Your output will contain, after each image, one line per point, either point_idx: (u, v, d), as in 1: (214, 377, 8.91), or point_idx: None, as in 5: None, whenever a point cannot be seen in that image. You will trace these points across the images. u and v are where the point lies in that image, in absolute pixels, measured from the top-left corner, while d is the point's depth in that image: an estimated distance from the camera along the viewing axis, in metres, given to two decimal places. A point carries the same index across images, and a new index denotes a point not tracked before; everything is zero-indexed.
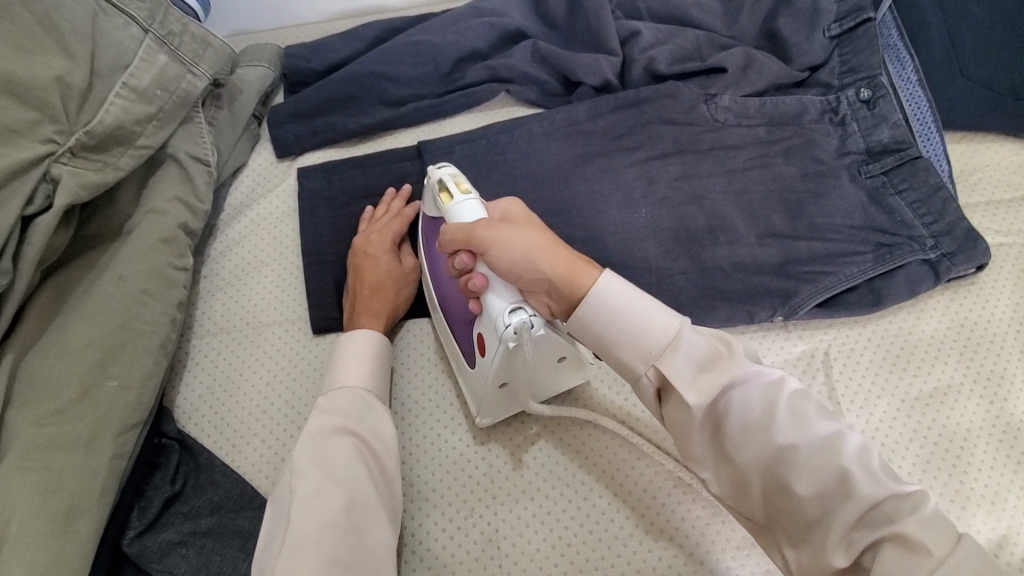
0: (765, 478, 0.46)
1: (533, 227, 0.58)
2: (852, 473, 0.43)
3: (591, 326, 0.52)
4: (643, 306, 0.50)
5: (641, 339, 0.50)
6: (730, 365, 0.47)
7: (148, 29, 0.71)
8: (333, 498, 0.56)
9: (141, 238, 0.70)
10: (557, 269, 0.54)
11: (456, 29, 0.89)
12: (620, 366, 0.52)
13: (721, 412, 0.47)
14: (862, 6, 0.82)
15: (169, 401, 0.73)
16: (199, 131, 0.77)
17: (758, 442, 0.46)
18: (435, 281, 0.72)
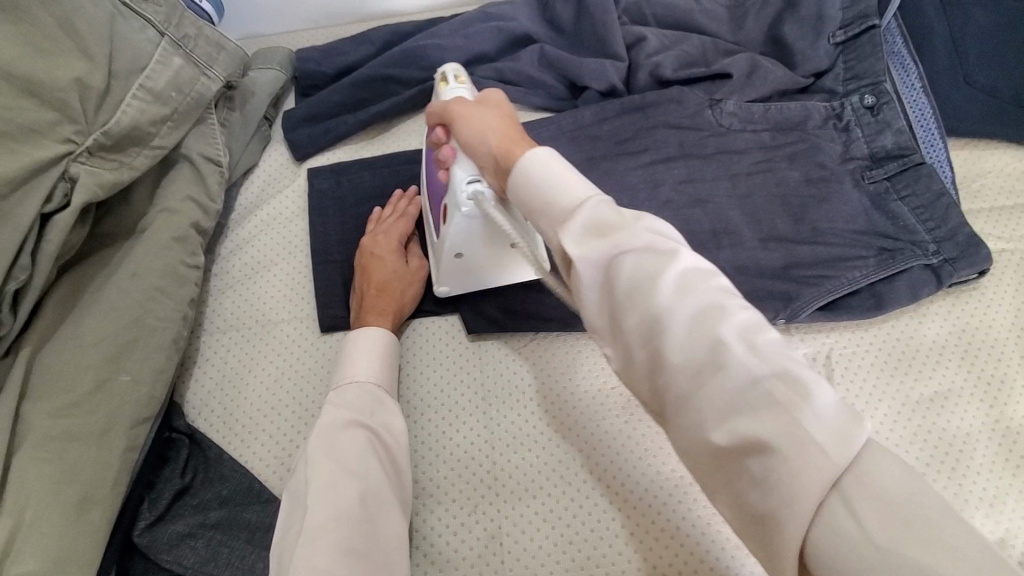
0: (652, 353, 0.40)
1: (502, 111, 0.57)
2: (727, 342, 0.37)
3: (518, 188, 0.48)
4: (550, 168, 0.46)
5: (548, 198, 0.46)
6: (629, 232, 0.41)
7: (164, 32, 0.72)
8: (346, 490, 0.58)
9: (154, 236, 0.71)
10: (498, 143, 0.53)
11: (464, 34, 0.91)
12: (535, 220, 0.47)
13: (614, 276, 0.41)
14: (868, 12, 0.83)
15: (179, 397, 0.74)
16: (211, 132, 0.79)
17: (642, 309, 0.40)
18: (424, 163, 0.77)
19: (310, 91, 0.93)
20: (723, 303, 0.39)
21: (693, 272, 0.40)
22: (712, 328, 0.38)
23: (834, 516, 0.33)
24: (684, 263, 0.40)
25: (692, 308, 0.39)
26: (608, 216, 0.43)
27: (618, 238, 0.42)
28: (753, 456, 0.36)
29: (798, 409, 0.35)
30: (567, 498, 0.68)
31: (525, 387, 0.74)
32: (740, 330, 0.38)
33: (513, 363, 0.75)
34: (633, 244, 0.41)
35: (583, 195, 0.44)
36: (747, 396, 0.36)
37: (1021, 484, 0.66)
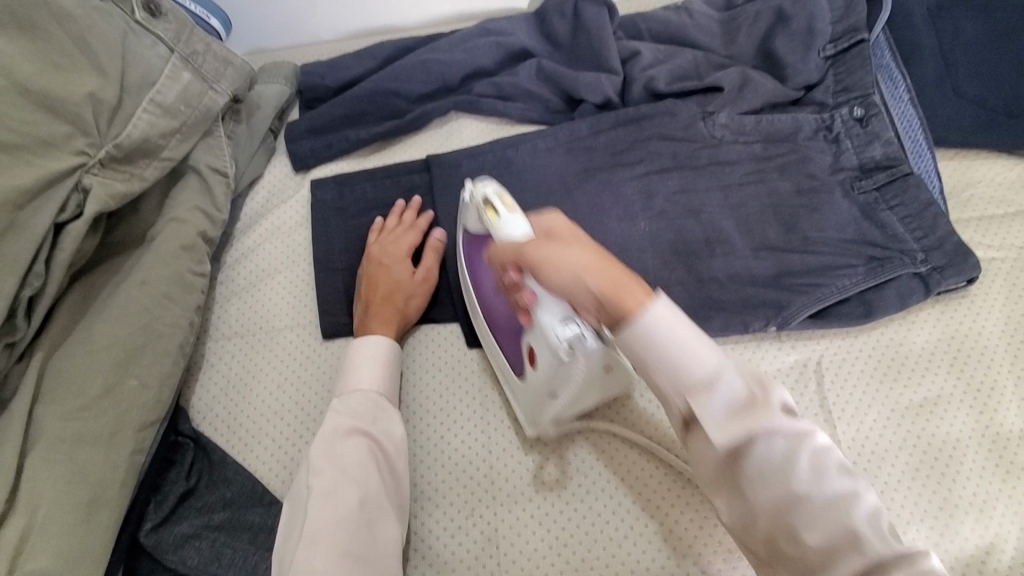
0: (772, 514, 0.45)
1: (585, 244, 0.54)
2: (861, 531, 0.42)
3: (634, 346, 0.49)
4: (677, 335, 0.48)
5: (676, 366, 0.48)
6: (766, 413, 0.45)
7: (174, 49, 0.75)
8: (347, 496, 0.60)
9: (162, 244, 0.73)
10: (603, 285, 0.51)
11: (464, 48, 0.93)
12: (655, 384, 0.50)
13: (742, 453, 0.46)
14: (857, 27, 0.85)
15: (185, 402, 0.76)
16: (219, 144, 0.81)
17: (777, 487, 0.44)
18: (480, 295, 0.74)
19: (314, 104, 0.95)
20: (848, 486, 0.44)
21: (827, 452, 0.45)
22: (843, 502, 0.43)
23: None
24: (829, 445, 0.45)
25: (828, 489, 0.44)
26: (744, 393, 0.46)
27: (749, 414, 0.45)
28: None
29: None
30: (562, 502, 0.69)
31: None
32: (868, 511, 0.43)
33: None
34: (768, 421, 0.45)
35: (715, 368, 0.47)
36: (862, 561, 0.41)
37: (1011, 490, 0.67)
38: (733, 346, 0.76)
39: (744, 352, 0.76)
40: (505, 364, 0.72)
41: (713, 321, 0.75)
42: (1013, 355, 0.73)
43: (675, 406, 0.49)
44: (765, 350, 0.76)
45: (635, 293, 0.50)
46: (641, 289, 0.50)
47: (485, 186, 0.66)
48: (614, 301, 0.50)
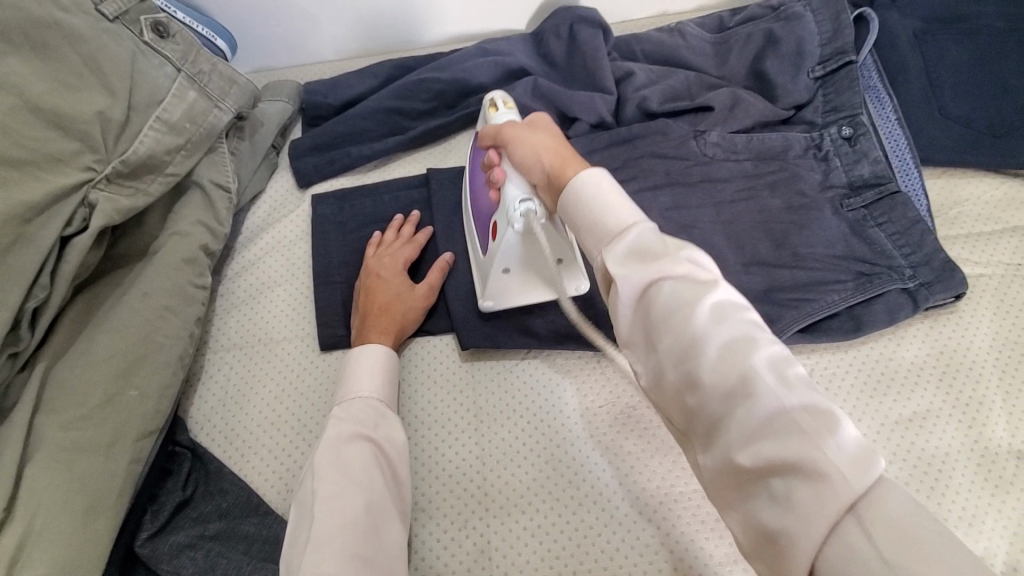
0: (676, 362, 0.44)
1: (553, 134, 0.64)
2: (756, 373, 0.40)
3: (570, 205, 0.53)
4: (606, 188, 0.51)
5: (599, 214, 0.51)
6: (675, 261, 0.45)
7: (181, 69, 0.78)
8: (352, 500, 0.60)
9: (165, 258, 0.75)
10: (552, 163, 0.59)
11: (463, 68, 0.96)
12: (583, 232, 0.52)
13: (650, 296, 0.46)
14: (845, 49, 0.88)
15: (183, 412, 0.77)
16: (222, 160, 0.83)
17: (678, 333, 0.44)
18: (470, 175, 0.82)
19: (316, 121, 0.98)
20: (755, 335, 0.42)
21: (735, 305, 0.44)
22: (747, 351, 0.41)
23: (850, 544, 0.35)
24: (734, 298, 0.45)
25: (728, 335, 0.42)
26: (659, 241, 0.47)
27: (660, 262, 0.46)
28: (777, 475, 0.38)
29: (822, 450, 0.37)
30: (554, 514, 0.70)
31: (515, 405, 0.76)
32: (771, 359, 0.41)
33: (504, 383, 0.78)
34: (675, 270, 0.45)
35: (633, 219, 0.49)
36: (770, 428, 0.39)
37: (1000, 505, 0.67)
38: None
39: None
40: (476, 248, 0.80)
41: None
42: (1001, 370, 0.74)
43: (596, 255, 0.51)
44: None
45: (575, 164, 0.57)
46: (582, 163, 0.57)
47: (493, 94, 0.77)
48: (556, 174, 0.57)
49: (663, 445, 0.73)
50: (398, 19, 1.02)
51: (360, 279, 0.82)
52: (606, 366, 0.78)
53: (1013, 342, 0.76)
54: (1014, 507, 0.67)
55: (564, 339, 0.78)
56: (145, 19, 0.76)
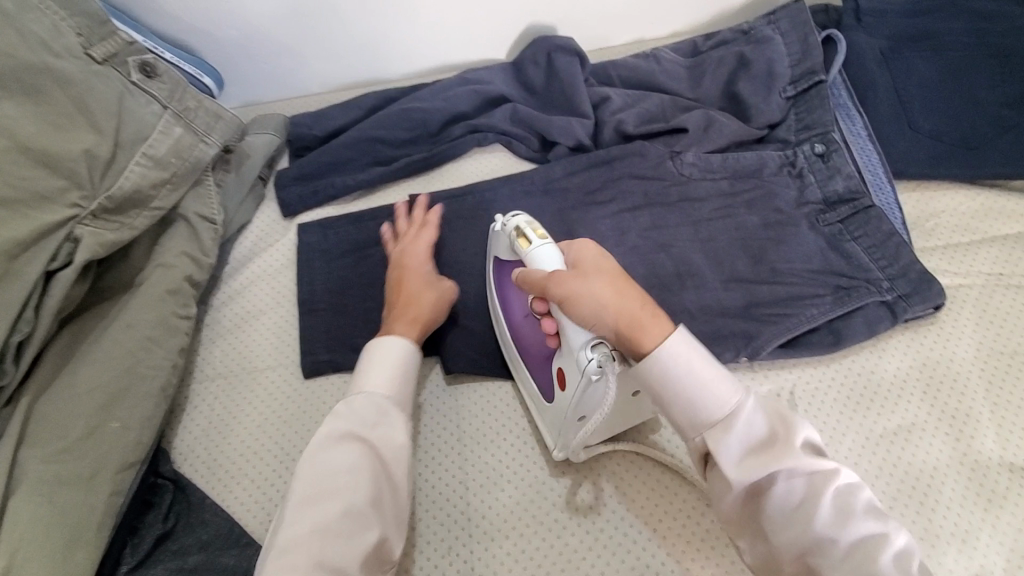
0: (792, 546, 0.52)
1: (603, 276, 0.61)
2: (887, 572, 0.47)
3: (662, 385, 0.56)
4: (711, 377, 0.56)
5: (706, 404, 0.55)
6: (790, 450, 0.52)
7: (167, 107, 0.80)
8: (326, 506, 0.58)
9: (149, 289, 0.76)
10: (627, 313, 0.58)
11: (444, 97, 0.99)
12: (699, 423, 0.55)
13: (764, 495, 0.53)
14: (815, 69, 0.90)
15: (167, 442, 0.77)
16: (208, 193, 0.85)
17: (797, 531, 0.51)
18: (509, 320, 0.76)
19: (303, 153, 1.00)
20: (874, 530, 0.50)
21: (850, 486, 0.52)
22: (860, 541, 0.49)
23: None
24: (853, 487, 0.52)
25: (853, 531, 0.50)
26: (759, 416, 0.55)
27: (769, 449, 0.53)
28: None
29: None
30: (538, 538, 0.69)
31: (499, 428, 0.76)
32: (895, 556, 0.48)
33: (487, 406, 0.78)
34: (790, 461, 0.51)
35: (744, 407, 0.54)
36: None
37: (994, 519, 0.66)
38: None
39: None
40: (537, 396, 0.73)
41: None
42: (987, 381, 0.74)
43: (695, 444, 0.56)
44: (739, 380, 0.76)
45: (655, 319, 0.58)
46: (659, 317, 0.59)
47: (514, 219, 0.70)
48: (642, 324, 0.58)
49: (646, 465, 0.72)
50: (383, 53, 1.05)
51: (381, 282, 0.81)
52: None
53: (996, 352, 0.75)
54: (1008, 521, 0.66)
55: None
56: (133, 60, 0.79)
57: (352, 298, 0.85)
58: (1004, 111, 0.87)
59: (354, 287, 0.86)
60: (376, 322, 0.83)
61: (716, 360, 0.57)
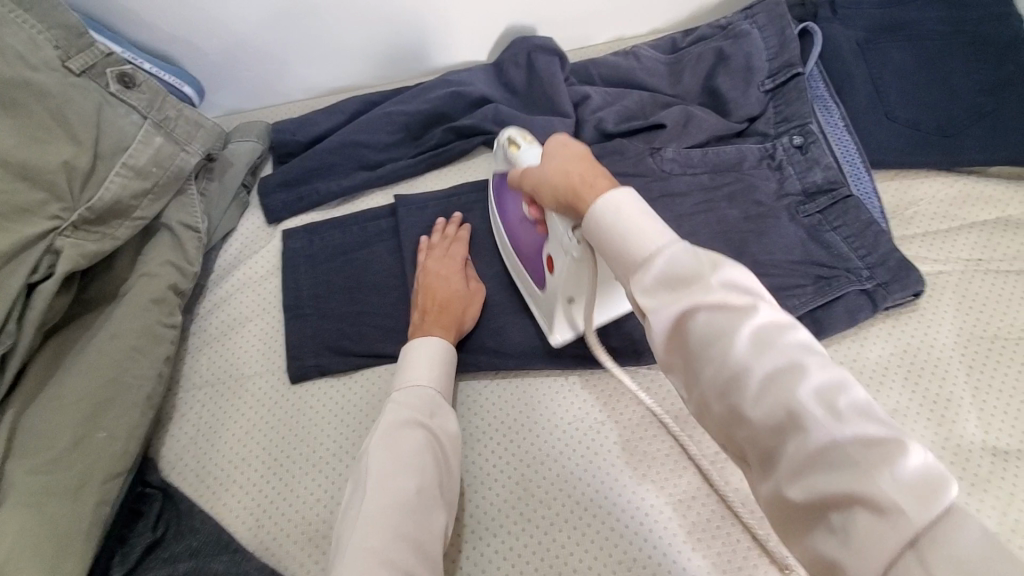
0: (718, 390, 0.43)
1: (574, 155, 0.58)
2: (806, 406, 0.38)
3: (596, 231, 0.51)
4: (625, 211, 0.49)
5: (625, 240, 0.48)
6: (708, 282, 0.44)
7: (147, 116, 0.80)
8: (404, 482, 0.61)
9: (134, 299, 0.76)
10: (571, 178, 0.56)
11: (426, 99, 0.99)
12: (622, 262, 0.49)
13: (690, 341, 0.44)
14: (792, 62, 0.90)
15: (155, 452, 0.77)
16: (191, 202, 0.85)
17: (718, 363, 0.42)
18: (506, 225, 0.81)
19: (286, 159, 1.00)
20: (804, 363, 0.40)
21: (781, 322, 0.42)
22: (785, 379, 0.40)
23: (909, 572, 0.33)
24: (801, 338, 0.41)
25: (774, 364, 0.40)
26: (685, 249, 0.46)
27: (692, 287, 0.44)
28: (835, 507, 0.36)
29: (879, 486, 0.35)
30: (526, 536, 0.69)
31: (486, 427, 0.76)
32: (822, 392, 0.39)
33: (475, 406, 0.78)
34: (712, 296, 0.43)
35: (666, 242, 0.46)
36: (823, 459, 0.37)
37: (977, 503, 0.67)
38: None
39: None
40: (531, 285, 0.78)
41: None
42: (968, 365, 0.74)
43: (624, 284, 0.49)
44: None
45: (605, 181, 0.54)
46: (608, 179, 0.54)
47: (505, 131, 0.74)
48: (582, 187, 0.54)
49: (633, 460, 0.73)
50: (365, 58, 1.05)
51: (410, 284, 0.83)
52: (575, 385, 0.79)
53: (976, 337, 0.76)
54: (992, 505, 0.66)
55: (531, 358, 0.79)
56: (112, 71, 0.78)
57: (337, 302, 0.85)
58: (981, 98, 0.88)
59: (339, 291, 0.86)
60: (362, 325, 0.83)
61: (643, 205, 0.50)
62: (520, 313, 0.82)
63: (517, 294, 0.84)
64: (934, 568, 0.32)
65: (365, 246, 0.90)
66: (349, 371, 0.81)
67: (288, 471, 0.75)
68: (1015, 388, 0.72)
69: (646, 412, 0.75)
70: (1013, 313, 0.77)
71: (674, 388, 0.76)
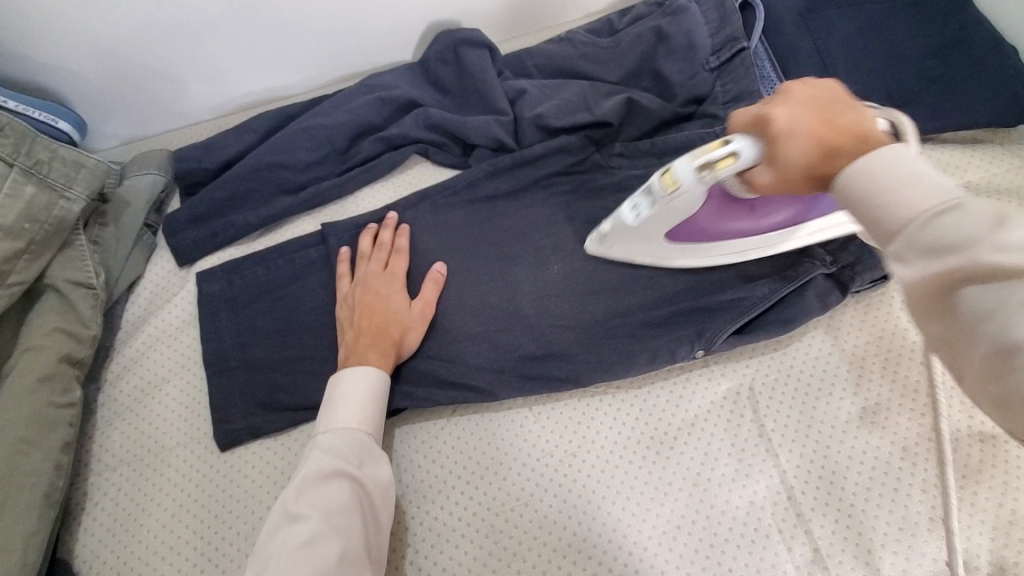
0: (989, 365, 0.39)
1: (815, 117, 0.51)
2: None
3: (850, 196, 0.46)
4: (892, 173, 0.44)
5: (885, 201, 0.44)
6: (995, 241, 0.38)
7: (12, 163, 0.68)
8: (324, 548, 0.53)
9: (17, 381, 0.66)
10: (816, 158, 0.50)
11: (347, 108, 0.89)
12: (875, 225, 0.45)
13: (960, 294, 0.40)
14: (736, 36, 0.84)
15: (68, 551, 0.68)
16: (80, 255, 0.73)
17: (1003, 331, 0.38)
18: (693, 233, 0.70)
19: (195, 189, 0.89)
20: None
21: None
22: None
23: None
24: None
25: None
26: (955, 208, 0.40)
27: (968, 248, 0.39)
28: None
29: None
30: None
31: (445, 475, 0.69)
32: None
33: (430, 450, 0.71)
34: (997, 259, 0.38)
35: (942, 198, 0.41)
36: None
37: (970, 496, 0.63)
38: (661, 383, 0.72)
39: (673, 387, 0.72)
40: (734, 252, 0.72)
41: (641, 355, 0.71)
42: None
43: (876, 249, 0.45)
44: (695, 381, 0.72)
45: (853, 157, 0.49)
46: (872, 139, 0.49)
47: (681, 170, 0.59)
48: (821, 167, 0.50)
49: (608, 493, 0.67)
50: (275, 68, 0.94)
51: (345, 299, 0.74)
52: (539, 414, 0.72)
53: None
54: (987, 497, 0.63)
55: (490, 391, 0.71)
56: None
57: (268, 349, 0.76)
58: (929, 62, 0.84)
59: (268, 336, 0.76)
60: (298, 373, 0.74)
61: (909, 155, 0.45)
62: (474, 339, 0.74)
63: (468, 317, 0.75)
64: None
65: (293, 281, 0.80)
66: (286, 429, 0.72)
67: (227, 555, 0.66)
68: None
69: (617, 437, 0.69)
70: None
71: (649, 407, 0.71)
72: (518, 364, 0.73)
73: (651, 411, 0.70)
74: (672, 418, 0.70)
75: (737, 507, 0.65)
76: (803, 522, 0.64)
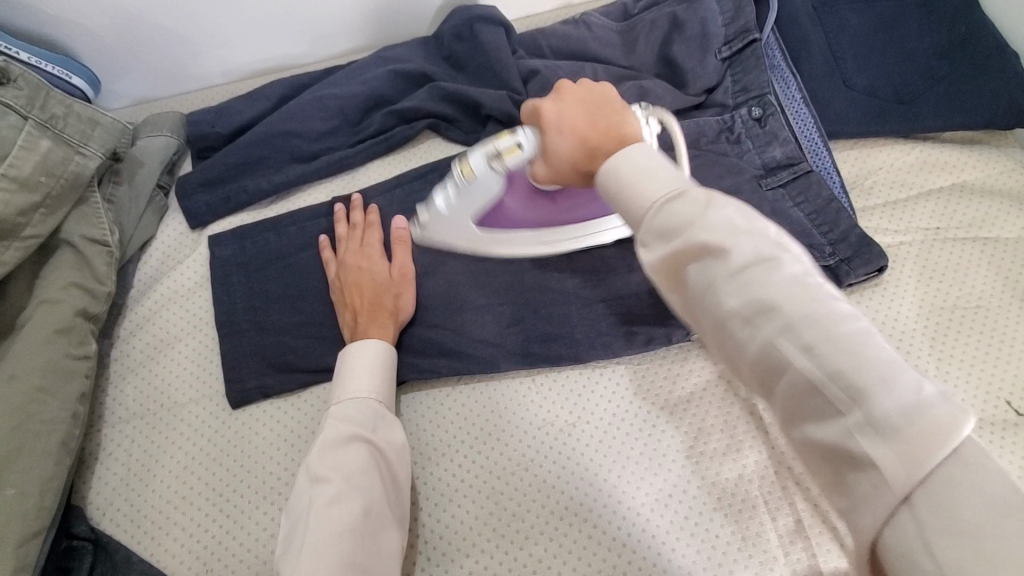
0: (715, 335, 0.45)
1: (583, 111, 0.62)
2: (794, 358, 0.40)
3: (613, 191, 0.52)
4: (639, 165, 0.51)
5: (629, 193, 0.50)
6: (701, 224, 0.44)
7: (28, 116, 0.68)
8: (349, 505, 0.55)
9: (33, 331, 0.67)
10: (578, 153, 0.60)
11: (361, 80, 0.89)
12: (629, 216, 0.50)
13: (683, 270, 0.45)
14: (749, 27, 0.86)
15: (80, 498, 0.70)
16: (95, 212, 0.74)
17: (710, 306, 0.44)
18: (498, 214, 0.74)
19: (207, 153, 0.89)
20: (784, 300, 0.40)
21: (769, 257, 0.42)
22: (767, 318, 0.41)
23: (899, 529, 0.34)
24: (767, 258, 0.42)
25: (750, 303, 0.41)
26: (678, 196, 0.47)
27: (687, 231, 0.45)
28: (826, 459, 0.39)
29: (871, 447, 0.36)
30: (502, 553, 0.66)
31: (450, 440, 0.72)
32: (792, 328, 0.40)
33: (435, 417, 0.73)
34: (700, 241, 0.44)
35: (669, 189, 0.48)
36: (814, 409, 0.39)
37: None
38: (660, 361, 0.75)
39: (670, 365, 0.74)
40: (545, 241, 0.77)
41: (637, 337, 0.74)
42: (931, 337, 0.74)
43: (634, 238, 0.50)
44: (692, 361, 0.74)
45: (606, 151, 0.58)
46: (620, 132, 0.59)
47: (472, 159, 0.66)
48: (583, 161, 0.60)
49: (607, 461, 0.70)
50: (289, 36, 0.94)
51: (333, 284, 0.77)
52: (541, 384, 0.74)
53: (938, 308, 0.76)
54: None
55: (494, 362, 0.74)
56: None
57: (279, 313, 0.77)
58: (936, 62, 0.86)
59: (279, 301, 0.78)
60: (308, 337, 0.76)
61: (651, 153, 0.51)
62: (480, 311, 0.77)
63: (475, 290, 0.78)
64: (924, 517, 0.33)
65: (304, 248, 0.81)
66: (296, 390, 0.74)
67: (237, 507, 0.68)
68: (976, 356, 0.73)
69: (615, 409, 0.72)
70: (972, 281, 0.77)
71: (648, 384, 0.73)
72: (522, 336, 0.76)
73: (648, 387, 0.73)
74: (670, 394, 0.73)
75: (727, 479, 0.68)
76: (788, 496, 0.67)
